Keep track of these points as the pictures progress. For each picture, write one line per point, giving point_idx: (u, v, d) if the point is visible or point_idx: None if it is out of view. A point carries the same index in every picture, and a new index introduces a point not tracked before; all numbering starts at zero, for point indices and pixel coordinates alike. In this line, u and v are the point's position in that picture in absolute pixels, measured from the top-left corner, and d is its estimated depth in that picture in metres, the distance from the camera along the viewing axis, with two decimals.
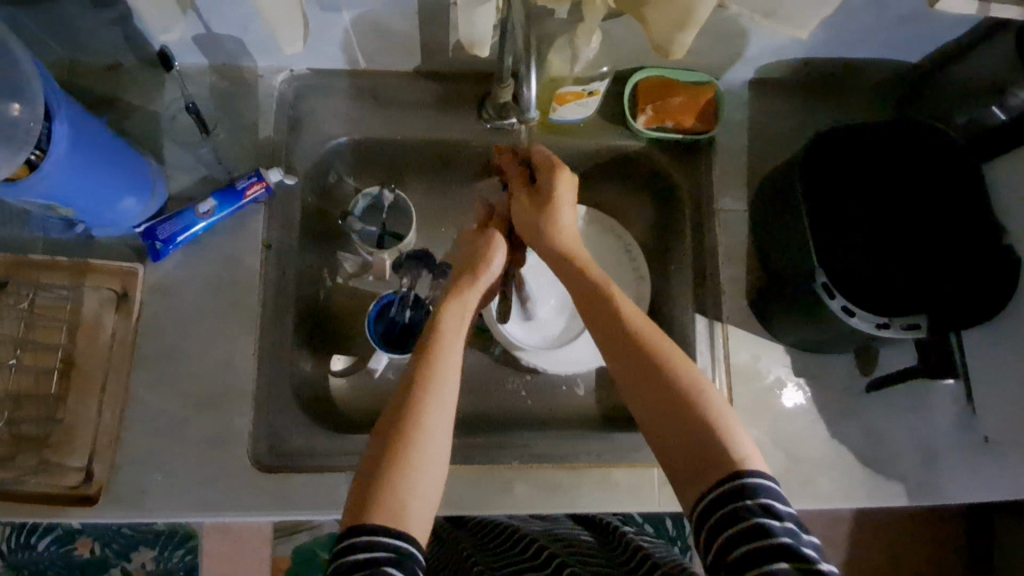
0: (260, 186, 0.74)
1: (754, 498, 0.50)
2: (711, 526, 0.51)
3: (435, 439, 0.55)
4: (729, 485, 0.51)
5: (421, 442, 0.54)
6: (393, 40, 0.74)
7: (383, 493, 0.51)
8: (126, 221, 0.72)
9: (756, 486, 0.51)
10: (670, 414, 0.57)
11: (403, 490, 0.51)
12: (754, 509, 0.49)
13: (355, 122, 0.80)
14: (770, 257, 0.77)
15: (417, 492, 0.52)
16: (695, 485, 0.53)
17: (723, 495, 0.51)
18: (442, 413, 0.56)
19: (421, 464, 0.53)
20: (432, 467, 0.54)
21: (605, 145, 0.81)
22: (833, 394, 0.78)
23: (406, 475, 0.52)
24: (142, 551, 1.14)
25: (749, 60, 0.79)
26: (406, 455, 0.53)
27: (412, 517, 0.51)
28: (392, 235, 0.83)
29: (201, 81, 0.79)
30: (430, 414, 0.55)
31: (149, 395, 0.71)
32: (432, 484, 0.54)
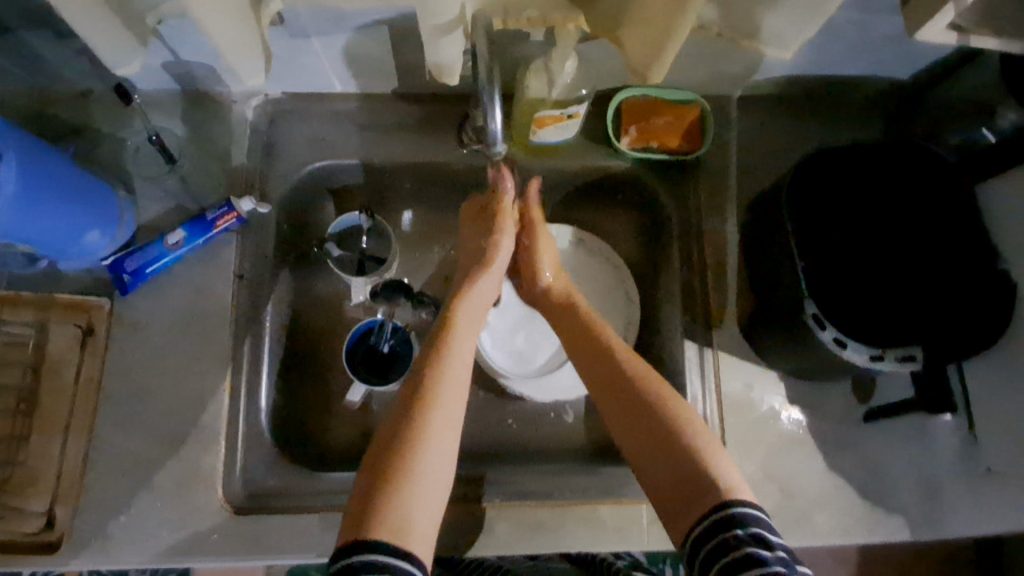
0: (231, 216, 0.72)
1: (743, 527, 0.51)
2: (704, 556, 0.52)
3: (438, 453, 0.56)
4: (717, 514, 0.52)
5: (425, 452, 0.55)
6: (367, 65, 0.72)
7: (386, 504, 0.51)
8: (93, 254, 0.70)
9: (746, 516, 0.52)
10: (655, 443, 0.60)
11: (407, 502, 0.52)
12: (744, 539, 0.50)
13: (331, 147, 0.78)
14: (760, 282, 0.74)
15: (420, 504, 0.53)
16: (684, 515, 0.55)
17: (714, 524, 0.52)
18: (446, 429, 0.57)
19: (423, 475, 0.54)
20: (433, 478, 0.54)
21: (589, 166, 0.79)
22: (829, 423, 0.75)
23: (408, 486, 0.53)
24: None
25: (736, 78, 0.76)
26: (411, 467, 0.54)
27: (414, 532, 0.51)
28: (373, 260, 0.80)
29: (172, 107, 0.76)
30: (434, 425, 0.57)
31: (116, 434, 0.68)
32: (433, 500, 0.54)
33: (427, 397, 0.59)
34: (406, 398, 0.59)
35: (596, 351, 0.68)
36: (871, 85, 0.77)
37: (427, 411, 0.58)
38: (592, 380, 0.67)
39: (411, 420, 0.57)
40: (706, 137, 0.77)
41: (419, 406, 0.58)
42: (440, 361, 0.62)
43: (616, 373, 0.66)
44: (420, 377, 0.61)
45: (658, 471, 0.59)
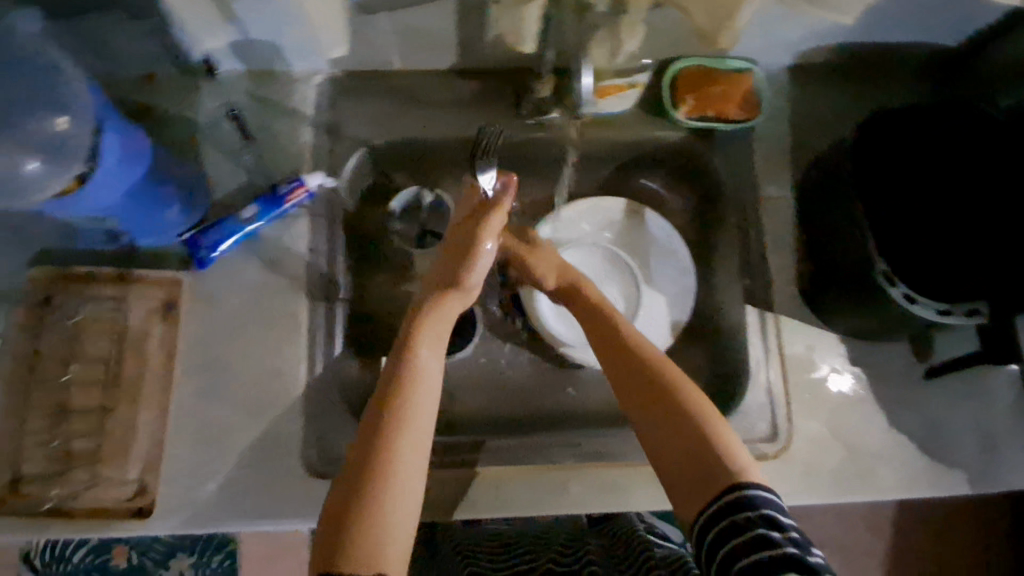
0: (302, 191, 0.74)
1: (755, 509, 0.52)
2: (715, 539, 0.53)
3: (411, 473, 0.51)
4: (730, 497, 0.54)
5: (398, 475, 0.50)
6: (430, 39, 0.73)
7: (364, 530, 0.48)
8: (170, 230, 0.72)
9: (757, 498, 0.53)
10: (669, 425, 0.59)
11: (385, 527, 0.48)
12: (756, 521, 0.52)
13: (392, 124, 0.79)
14: (821, 245, 0.75)
15: (397, 527, 0.49)
16: (696, 499, 0.56)
17: (726, 507, 0.53)
18: (416, 449, 0.52)
19: (399, 500, 0.50)
20: (411, 499, 0.51)
21: (645, 137, 0.80)
22: (890, 382, 0.76)
23: (383, 510, 0.49)
24: (181, 557, 1.12)
25: (792, 45, 0.77)
26: (386, 492, 0.49)
27: (391, 554, 0.48)
28: (432, 236, 0.82)
29: (236, 87, 0.78)
30: (405, 443, 0.52)
31: (199, 405, 0.70)
32: (411, 520, 0.50)
33: (395, 410, 0.53)
34: (373, 412, 0.54)
35: (603, 336, 0.67)
36: (925, 48, 0.78)
37: (395, 429, 0.52)
38: (605, 358, 0.66)
39: (383, 440, 0.51)
40: (761, 105, 0.78)
41: (389, 421, 0.52)
42: (410, 373, 0.55)
43: (625, 352, 0.64)
44: (385, 392, 0.54)
45: (670, 454, 0.59)
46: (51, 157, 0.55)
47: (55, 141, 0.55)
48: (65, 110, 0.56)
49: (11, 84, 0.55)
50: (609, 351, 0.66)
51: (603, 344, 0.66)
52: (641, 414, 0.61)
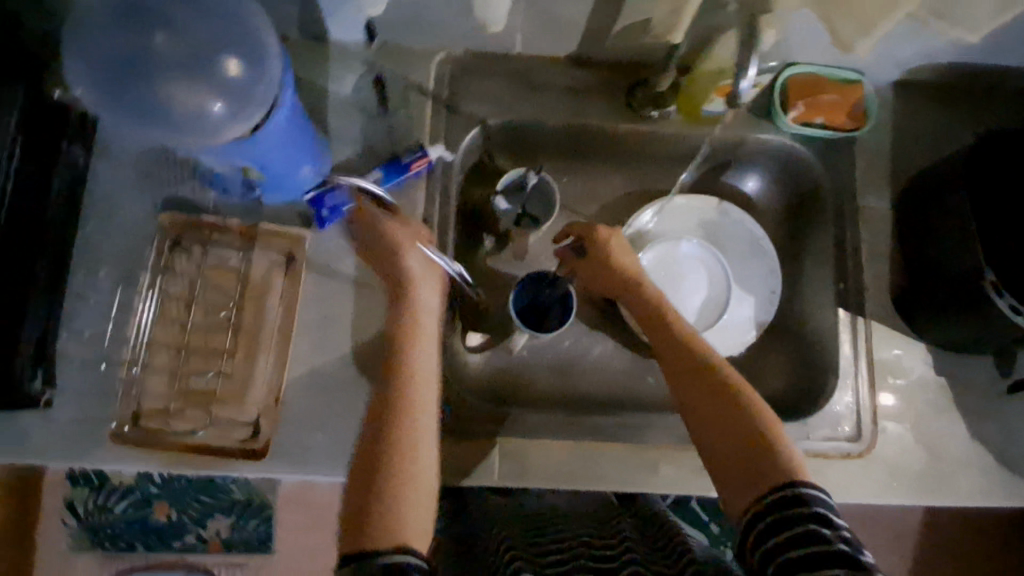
0: (425, 161, 0.76)
1: (808, 504, 0.56)
2: (765, 528, 0.56)
3: (426, 461, 0.59)
4: (784, 492, 0.57)
5: (409, 469, 0.57)
6: (561, 25, 0.76)
7: (383, 511, 0.54)
8: (297, 189, 0.73)
9: (810, 496, 0.57)
10: (724, 425, 0.64)
11: (403, 508, 0.54)
12: (809, 515, 0.55)
13: (509, 105, 0.82)
14: (918, 255, 0.78)
15: (416, 506, 0.55)
16: (748, 493, 0.59)
17: (778, 500, 0.57)
18: (426, 444, 0.60)
19: (415, 487, 0.56)
20: (424, 485, 0.57)
21: (752, 137, 0.82)
22: (973, 394, 0.79)
23: (399, 497, 0.55)
24: None
25: (903, 61, 0.79)
26: (404, 481, 0.56)
27: (411, 529, 0.54)
28: (530, 218, 0.82)
29: (363, 57, 0.80)
30: (417, 441, 0.59)
31: (313, 357, 0.73)
32: (426, 501, 0.57)
33: (404, 407, 0.60)
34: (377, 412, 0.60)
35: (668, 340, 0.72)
36: None
37: (403, 427, 0.59)
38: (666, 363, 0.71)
39: (389, 439, 0.58)
40: (869, 116, 0.80)
41: (397, 423, 0.59)
42: (415, 373, 0.63)
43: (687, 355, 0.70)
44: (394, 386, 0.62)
45: (722, 452, 0.63)
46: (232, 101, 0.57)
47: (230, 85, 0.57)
48: (249, 57, 0.58)
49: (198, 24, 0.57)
50: (671, 357, 0.71)
51: (665, 351, 0.72)
52: (698, 413, 0.66)
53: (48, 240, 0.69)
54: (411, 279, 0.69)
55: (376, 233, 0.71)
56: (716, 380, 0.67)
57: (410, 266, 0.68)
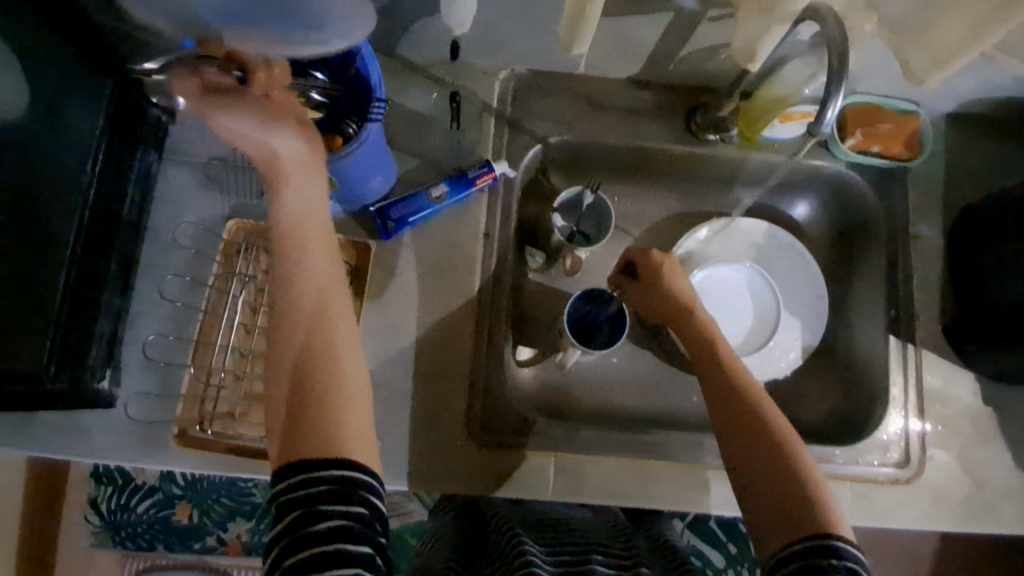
0: (489, 176, 0.78)
1: (839, 558, 0.52)
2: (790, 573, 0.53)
3: (356, 392, 0.54)
4: (817, 542, 0.54)
5: (336, 395, 0.53)
6: (627, 49, 0.78)
7: (314, 439, 0.50)
8: (365, 199, 0.75)
9: (843, 549, 0.53)
10: (763, 461, 0.61)
11: (332, 435, 0.51)
12: (839, 568, 0.52)
13: (568, 123, 0.83)
14: (970, 286, 0.79)
15: (351, 432, 0.52)
16: (778, 536, 0.57)
17: (810, 550, 0.53)
18: (354, 367, 0.55)
19: (348, 416, 0.52)
20: (354, 414, 0.53)
21: (806, 163, 0.84)
22: (1019, 425, 0.79)
23: (333, 424, 0.51)
24: (239, 522, 1.03)
25: (960, 94, 0.81)
26: (331, 406, 0.52)
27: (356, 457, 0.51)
28: (582, 236, 0.85)
29: (431, 72, 0.82)
30: (340, 361, 0.55)
31: (374, 365, 0.74)
32: (366, 430, 0.53)
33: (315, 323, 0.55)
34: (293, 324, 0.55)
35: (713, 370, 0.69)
36: None
37: (325, 347, 0.54)
38: (709, 391, 0.68)
39: (318, 366, 0.54)
40: (923, 146, 0.82)
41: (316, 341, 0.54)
42: (301, 264, 0.56)
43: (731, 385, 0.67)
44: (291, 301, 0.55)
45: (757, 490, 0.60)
46: (319, 10, 0.47)
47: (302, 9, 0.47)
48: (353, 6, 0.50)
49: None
50: (715, 387, 0.68)
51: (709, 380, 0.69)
52: (734, 445, 0.63)
53: (121, 242, 0.70)
54: (274, 163, 0.55)
55: (226, 130, 0.54)
56: (757, 416, 0.64)
57: (271, 148, 0.54)
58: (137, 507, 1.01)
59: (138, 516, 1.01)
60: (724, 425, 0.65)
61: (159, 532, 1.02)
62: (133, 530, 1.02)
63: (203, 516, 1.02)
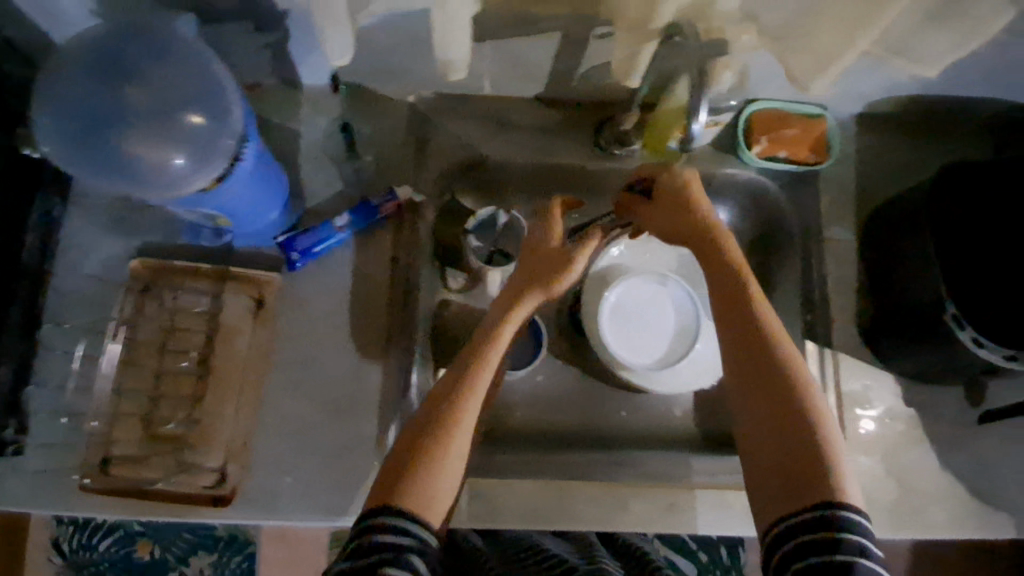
0: (394, 204, 0.78)
1: (847, 540, 0.47)
2: (787, 550, 0.48)
3: (471, 419, 0.53)
4: (821, 517, 0.48)
5: (460, 424, 0.52)
6: (524, 69, 0.78)
7: (420, 468, 0.50)
8: (268, 232, 0.75)
9: (852, 527, 0.47)
10: (773, 415, 0.54)
11: (432, 468, 0.50)
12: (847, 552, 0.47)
13: (474, 144, 0.83)
14: (883, 287, 0.78)
15: (448, 465, 0.51)
16: (779, 499, 0.51)
17: (817, 524, 0.48)
18: (479, 401, 0.54)
19: (455, 445, 0.52)
20: (461, 442, 0.52)
21: (716, 173, 0.83)
22: (942, 425, 0.78)
23: (437, 452, 0.51)
24: (200, 556, 1.08)
25: (864, 95, 0.80)
26: (444, 438, 0.51)
27: (438, 500, 0.49)
28: (502, 255, 0.83)
29: (335, 102, 0.82)
30: (477, 392, 0.54)
31: (281, 401, 0.73)
32: (457, 465, 0.52)
33: (485, 359, 0.56)
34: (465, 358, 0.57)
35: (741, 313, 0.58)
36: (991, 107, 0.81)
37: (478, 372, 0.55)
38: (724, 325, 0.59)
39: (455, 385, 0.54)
40: (831, 151, 0.81)
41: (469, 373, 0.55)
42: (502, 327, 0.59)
43: (751, 331, 0.57)
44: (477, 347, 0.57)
45: (761, 448, 0.54)
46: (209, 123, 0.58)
47: (196, 137, 0.58)
48: (214, 110, 0.58)
49: (161, 73, 0.58)
50: (732, 323, 0.58)
51: (725, 316, 0.59)
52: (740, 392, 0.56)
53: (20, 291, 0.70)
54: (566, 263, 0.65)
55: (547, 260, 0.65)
56: (773, 365, 0.55)
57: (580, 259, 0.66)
58: (99, 545, 1.06)
59: (100, 554, 1.06)
60: (733, 358, 0.58)
61: (121, 569, 1.06)
62: (95, 567, 1.06)
63: (164, 550, 1.08)
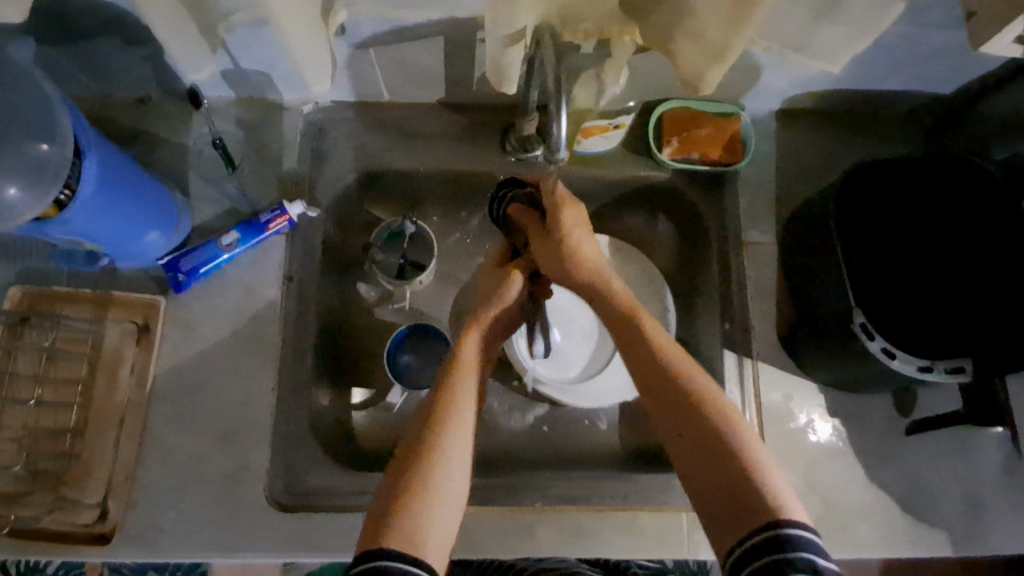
0: (283, 219, 0.74)
1: (795, 552, 0.45)
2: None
3: (451, 467, 0.53)
4: (767, 536, 0.46)
5: (437, 475, 0.52)
6: (419, 74, 0.74)
7: (401, 520, 0.49)
8: (149, 255, 0.72)
9: (798, 539, 0.46)
10: (698, 442, 0.54)
11: (418, 518, 0.49)
12: (797, 564, 0.45)
13: (373, 152, 0.79)
14: (802, 293, 0.74)
15: (435, 513, 0.50)
16: (729, 528, 0.49)
17: (766, 544, 0.46)
18: (461, 445, 0.55)
19: (438, 494, 0.51)
20: (447, 490, 0.52)
21: (628, 176, 0.80)
22: (871, 436, 0.74)
23: (417, 503, 0.50)
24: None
25: (778, 91, 0.77)
26: (423, 488, 0.51)
27: (428, 543, 0.49)
28: (412, 266, 0.81)
29: (227, 114, 0.78)
30: (450, 444, 0.54)
31: (167, 430, 0.70)
32: (450, 512, 0.52)
33: (448, 411, 0.57)
34: (423, 417, 0.57)
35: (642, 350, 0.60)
36: (917, 99, 0.77)
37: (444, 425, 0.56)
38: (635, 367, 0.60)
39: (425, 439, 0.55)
40: (746, 149, 0.78)
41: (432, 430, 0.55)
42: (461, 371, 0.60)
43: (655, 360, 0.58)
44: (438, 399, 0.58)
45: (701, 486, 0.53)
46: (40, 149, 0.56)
47: (33, 164, 0.56)
48: (48, 134, 0.57)
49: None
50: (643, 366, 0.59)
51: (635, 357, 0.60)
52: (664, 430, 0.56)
53: None
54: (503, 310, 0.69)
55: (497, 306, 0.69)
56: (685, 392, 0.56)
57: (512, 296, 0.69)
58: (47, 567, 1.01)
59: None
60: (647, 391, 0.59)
61: None
62: None
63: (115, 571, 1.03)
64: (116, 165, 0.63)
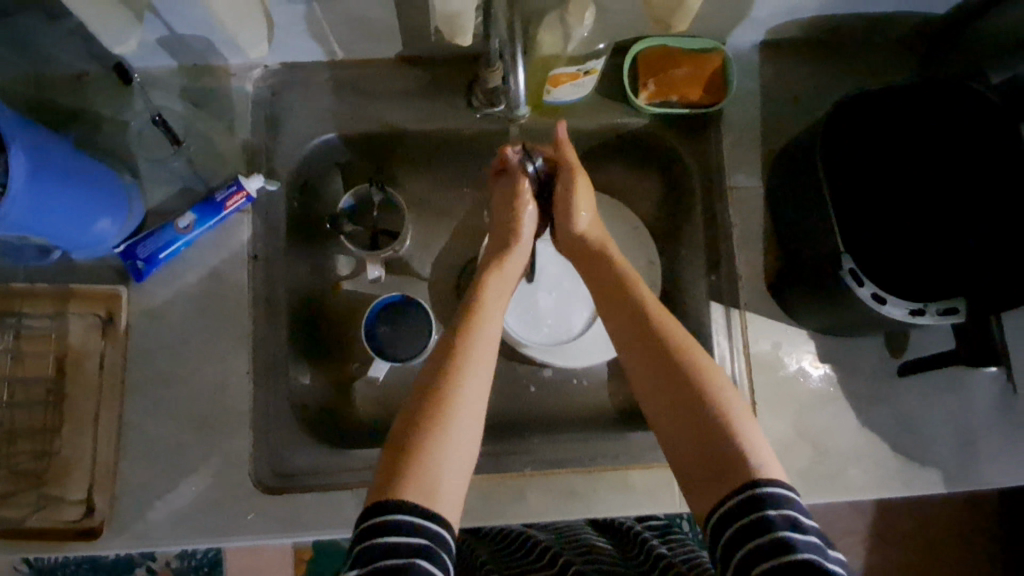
0: (240, 195, 0.70)
1: (773, 508, 0.45)
2: (722, 544, 0.46)
3: (463, 420, 0.53)
4: (745, 496, 0.46)
5: (454, 424, 0.52)
6: (371, 28, 0.69)
7: (417, 468, 0.49)
8: (104, 243, 0.69)
9: (777, 496, 0.46)
10: (689, 412, 0.53)
11: (428, 467, 0.50)
12: (776, 521, 0.44)
13: (333, 116, 0.74)
14: (790, 239, 0.71)
15: (448, 463, 0.51)
16: (714, 490, 0.49)
17: (743, 502, 0.46)
18: (472, 396, 0.55)
19: (450, 444, 0.52)
20: (459, 442, 0.52)
21: (605, 124, 0.75)
22: (863, 381, 0.72)
23: (434, 451, 0.51)
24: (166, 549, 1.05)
25: (760, 21, 0.71)
26: (436, 440, 0.51)
27: (442, 490, 0.49)
28: (384, 234, 0.77)
29: (171, 85, 0.73)
30: (465, 394, 0.54)
31: (144, 421, 0.69)
32: (462, 460, 0.52)
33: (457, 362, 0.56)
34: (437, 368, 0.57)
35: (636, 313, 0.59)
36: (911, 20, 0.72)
37: (457, 372, 0.55)
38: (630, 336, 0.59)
39: (437, 389, 0.54)
40: (728, 87, 0.73)
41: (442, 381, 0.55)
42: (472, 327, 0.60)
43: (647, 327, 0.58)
44: (449, 352, 0.57)
45: (680, 438, 0.53)
46: None
47: None
48: None
49: None
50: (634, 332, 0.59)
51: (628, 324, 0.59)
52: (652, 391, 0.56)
53: None
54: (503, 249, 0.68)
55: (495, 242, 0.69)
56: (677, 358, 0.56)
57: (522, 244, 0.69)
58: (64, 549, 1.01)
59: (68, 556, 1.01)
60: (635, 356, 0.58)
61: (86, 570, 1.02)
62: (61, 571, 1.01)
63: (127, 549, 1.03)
64: (56, 152, 0.59)
